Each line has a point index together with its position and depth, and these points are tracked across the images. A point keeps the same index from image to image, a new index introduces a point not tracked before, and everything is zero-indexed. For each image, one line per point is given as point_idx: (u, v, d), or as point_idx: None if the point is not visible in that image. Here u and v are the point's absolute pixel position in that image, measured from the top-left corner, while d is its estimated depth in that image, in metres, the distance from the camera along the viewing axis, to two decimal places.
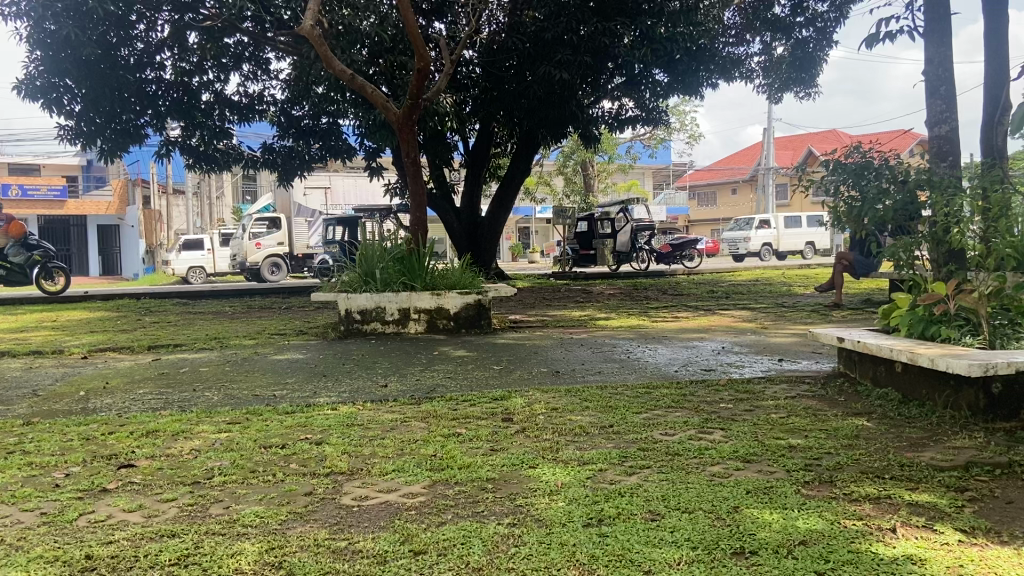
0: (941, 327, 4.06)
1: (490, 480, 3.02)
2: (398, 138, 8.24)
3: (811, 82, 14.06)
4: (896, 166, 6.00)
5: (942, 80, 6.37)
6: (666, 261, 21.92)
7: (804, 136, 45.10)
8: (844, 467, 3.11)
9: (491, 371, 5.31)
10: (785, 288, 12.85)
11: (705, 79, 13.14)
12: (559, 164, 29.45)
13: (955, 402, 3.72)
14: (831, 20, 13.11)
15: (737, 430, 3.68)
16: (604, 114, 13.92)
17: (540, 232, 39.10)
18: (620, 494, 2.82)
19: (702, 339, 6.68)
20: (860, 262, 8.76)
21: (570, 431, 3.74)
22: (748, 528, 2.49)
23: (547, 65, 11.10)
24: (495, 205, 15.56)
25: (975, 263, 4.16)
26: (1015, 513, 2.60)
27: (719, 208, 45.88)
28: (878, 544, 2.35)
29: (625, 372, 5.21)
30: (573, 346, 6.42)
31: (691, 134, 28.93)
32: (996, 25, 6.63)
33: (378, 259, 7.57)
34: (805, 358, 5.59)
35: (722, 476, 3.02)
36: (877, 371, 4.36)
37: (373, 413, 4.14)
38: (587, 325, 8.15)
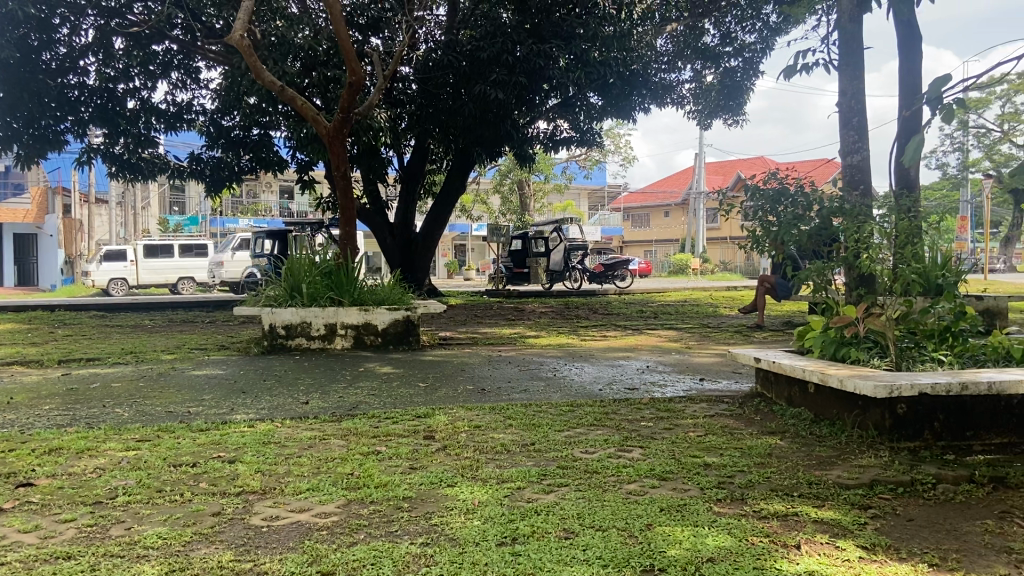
0: (850, 349, 4.22)
1: (407, 499, 2.99)
2: (328, 151, 8.15)
3: (739, 111, 14.53)
4: (810, 195, 6.23)
5: (856, 111, 6.49)
6: (598, 281, 21.66)
7: (735, 161, 46.51)
8: (755, 484, 3.19)
9: (416, 388, 5.27)
10: (713, 309, 13.14)
11: (638, 103, 13.42)
12: (496, 182, 29.69)
13: (862, 423, 3.85)
14: (758, 51, 13.60)
15: (655, 448, 3.74)
16: (539, 134, 14.05)
17: (477, 250, 41.01)
18: (536, 512, 2.82)
19: (628, 359, 6.76)
20: (781, 285, 9.01)
21: (492, 448, 3.74)
22: (659, 546, 2.52)
23: (483, 84, 11.18)
24: (430, 221, 15.54)
25: (885, 288, 4.32)
26: (915, 531, 2.69)
27: (653, 230, 46.69)
28: (782, 561, 2.41)
29: (551, 391, 5.23)
30: (500, 363, 6.45)
31: (626, 157, 29.58)
32: (912, 62, 6.88)
33: (304, 273, 7.42)
34: (725, 378, 5.71)
35: (637, 494, 3.06)
36: (791, 392, 4.49)
37: (291, 430, 4.06)
38: (516, 343, 8.21)
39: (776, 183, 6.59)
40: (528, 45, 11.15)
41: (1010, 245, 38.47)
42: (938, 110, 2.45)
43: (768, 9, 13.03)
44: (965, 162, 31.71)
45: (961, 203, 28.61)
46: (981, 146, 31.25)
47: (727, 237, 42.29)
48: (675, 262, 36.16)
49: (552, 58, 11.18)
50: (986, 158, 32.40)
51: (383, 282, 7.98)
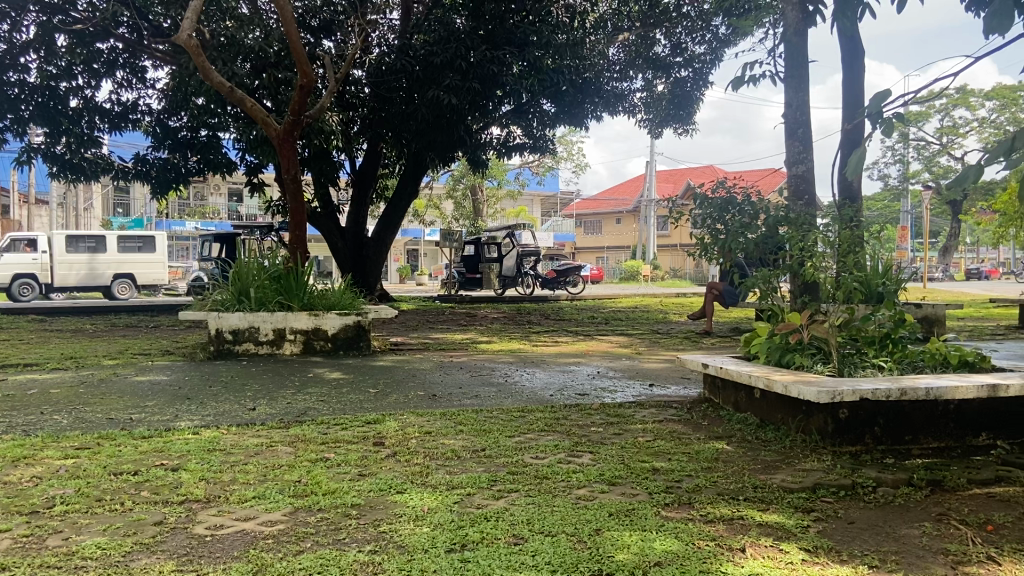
0: (795, 355, 4.32)
1: (355, 506, 2.96)
2: (278, 154, 8.04)
3: (689, 120, 14.77)
4: (756, 204, 6.38)
5: (799, 122, 6.44)
6: (550, 287, 21.76)
7: (685, 170, 47.19)
8: (702, 489, 3.23)
9: (365, 394, 5.21)
10: (663, 315, 13.32)
11: (591, 111, 13.55)
12: (449, 188, 29.63)
13: (805, 427, 3.94)
14: (707, 61, 13.87)
15: (605, 453, 3.77)
16: (493, 140, 14.07)
17: (428, 255, 40.88)
18: (485, 519, 2.82)
19: (579, 364, 6.81)
20: (729, 292, 9.15)
21: (442, 454, 3.72)
22: (607, 550, 2.54)
23: (436, 89, 11.17)
24: (382, 225, 15.45)
25: (827, 296, 4.42)
26: (855, 533, 2.77)
27: (604, 236, 47.12)
28: (728, 564, 2.45)
29: (502, 396, 5.23)
30: (452, 369, 6.42)
31: (579, 164, 29.81)
32: (853, 74, 6.94)
33: (253, 277, 7.32)
34: (674, 383, 5.78)
35: (586, 499, 3.07)
36: (738, 397, 4.57)
37: (237, 437, 3.99)
38: (468, 348, 8.18)
39: (725, 193, 6.66)
40: (481, 51, 11.17)
41: (948, 254, 39.78)
42: (878, 124, 2.53)
43: (717, 22, 13.30)
44: (905, 173, 32.86)
45: (901, 214, 29.60)
46: (920, 159, 32.40)
47: (677, 245, 42.94)
48: (626, 269, 36.52)
49: (505, 64, 11.30)
50: (925, 169, 33.62)
51: (334, 286, 7.89)
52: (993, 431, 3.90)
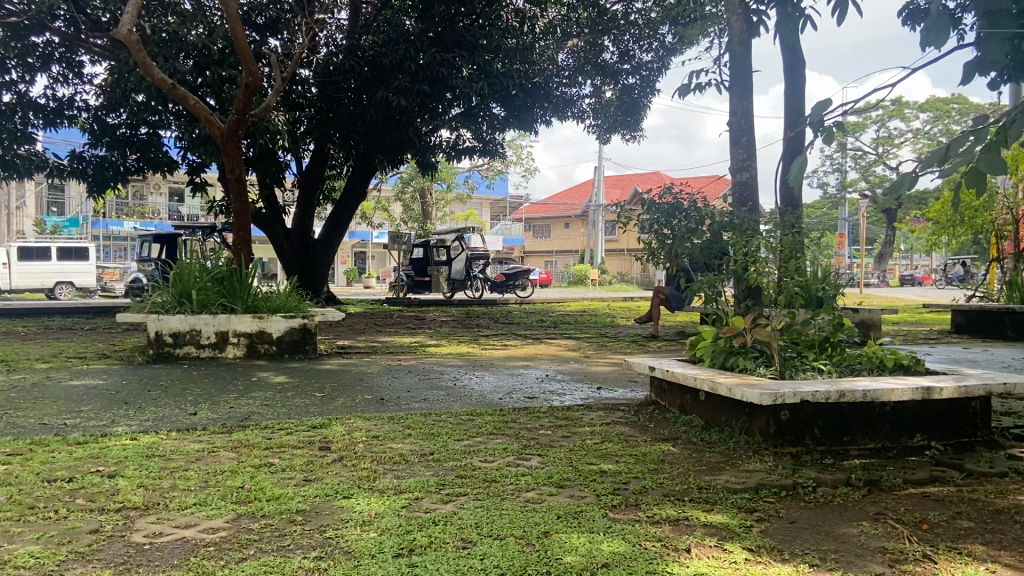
0: (739, 358, 4.40)
1: (300, 511, 2.91)
2: (221, 153, 7.87)
3: (636, 127, 14.95)
4: (703, 209, 6.50)
5: (742, 130, 6.50)
6: (499, 291, 21.78)
7: (632, 175, 47.75)
8: (648, 490, 3.27)
9: (311, 399, 5.13)
10: (611, 319, 13.45)
11: (540, 116, 13.60)
12: (398, 190, 29.46)
13: (749, 429, 4.02)
14: (654, 69, 14.10)
15: (553, 456, 3.78)
16: (442, 143, 14.04)
17: (376, 258, 40.63)
18: (433, 523, 2.80)
19: (528, 368, 6.82)
20: (675, 297, 9.27)
21: (389, 459, 3.69)
22: (555, 553, 2.55)
23: (384, 90, 11.10)
24: (329, 227, 15.26)
25: (770, 300, 4.53)
26: (797, 533, 2.83)
27: (553, 240, 47.35)
28: (674, 564, 2.48)
29: (451, 400, 5.20)
30: (399, 373, 6.38)
31: (528, 168, 29.92)
32: (795, 83, 7.06)
33: (195, 279, 7.15)
34: (622, 386, 5.82)
35: (535, 502, 3.08)
36: (684, 399, 4.64)
37: (177, 443, 3.89)
38: (416, 352, 8.14)
39: (670, 199, 6.77)
40: (431, 53, 11.14)
41: (883, 260, 41.08)
42: (819, 133, 2.59)
43: (664, 30, 13.54)
44: (844, 182, 33.89)
45: (839, 221, 30.49)
46: (857, 169, 33.45)
47: (624, 250, 43.45)
48: (574, 273, 36.78)
49: (455, 67, 11.32)
50: (862, 179, 34.75)
51: (279, 289, 7.76)
52: (928, 433, 4.02)
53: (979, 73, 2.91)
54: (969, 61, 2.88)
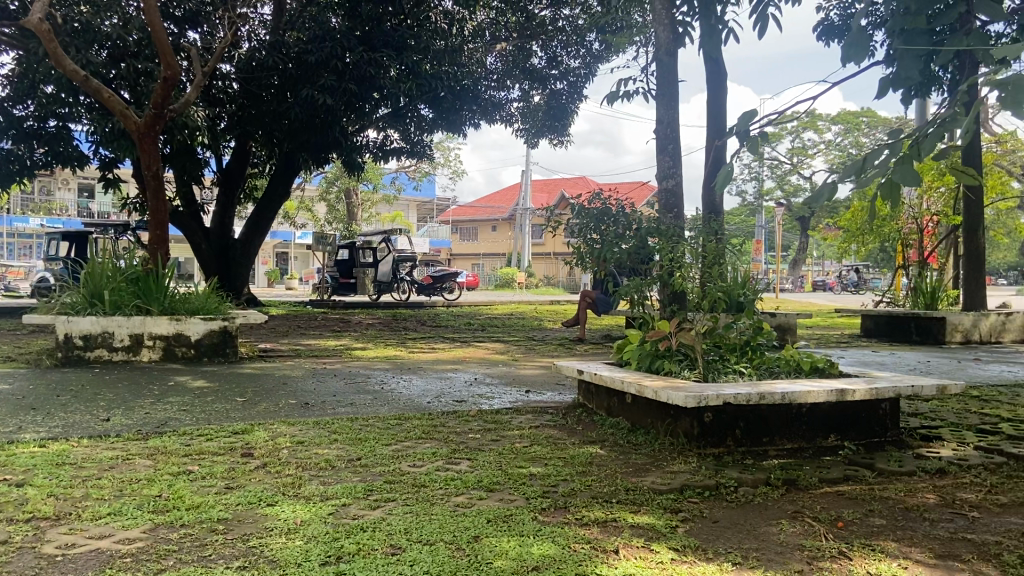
0: (665, 361, 4.49)
1: (222, 520, 2.82)
2: (137, 149, 7.57)
3: (563, 132, 15.11)
4: (631, 215, 6.62)
5: (668, 137, 6.61)
6: (426, 293, 21.67)
7: (559, 179, 48.26)
8: (577, 492, 3.31)
9: (233, 403, 4.99)
10: (538, 322, 13.55)
11: (468, 118, 13.58)
12: (322, 190, 28.98)
13: (674, 431, 4.10)
14: (581, 75, 14.30)
15: (482, 460, 3.78)
16: (368, 143, 13.85)
17: (299, 258, 39.87)
18: (361, 529, 2.76)
19: (456, 371, 6.80)
20: (601, 300, 9.40)
21: (316, 464, 3.62)
22: (485, 557, 2.54)
23: (310, 88, 10.92)
24: (250, 227, 14.85)
25: (693, 304, 4.64)
26: (719, 532, 2.90)
27: (480, 243, 47.40)
28: (602, 566, 2.51)
29: (378, 404, 5.13)
30: (325, 377, 6.27)
31: (456, 170, 29.88)
32: (719, 96, 7.21)
33: (107, 280, 6.87)
34: (550, 390, 5.87)
35: (464, 506, 3.06)
36: (611, 402, 4.71)
37: (89, 451, 3.71)
38: (341, 355, 8.02)
39: (599, 204, 6.92)
40: (358, 52, 11.00)
41: (797, 267, 42.58)
42: (745, 142, 2.92)
43: (591, 37, 13.77)
44: (761, 191, 35.08)
45: (756, 228, 31.48)
46: (774, 178, 34.57)
47: (551, 253, 43.88)
48: (502, 276, 36.88)
49: (383, 68, 11.07)
50: (778, 188, 35.99)
51: (198, 290, 7.51)
52: (841, 433, 4.19)
53: (894, 89, 3.05)
54: (886, 77, 3.04)
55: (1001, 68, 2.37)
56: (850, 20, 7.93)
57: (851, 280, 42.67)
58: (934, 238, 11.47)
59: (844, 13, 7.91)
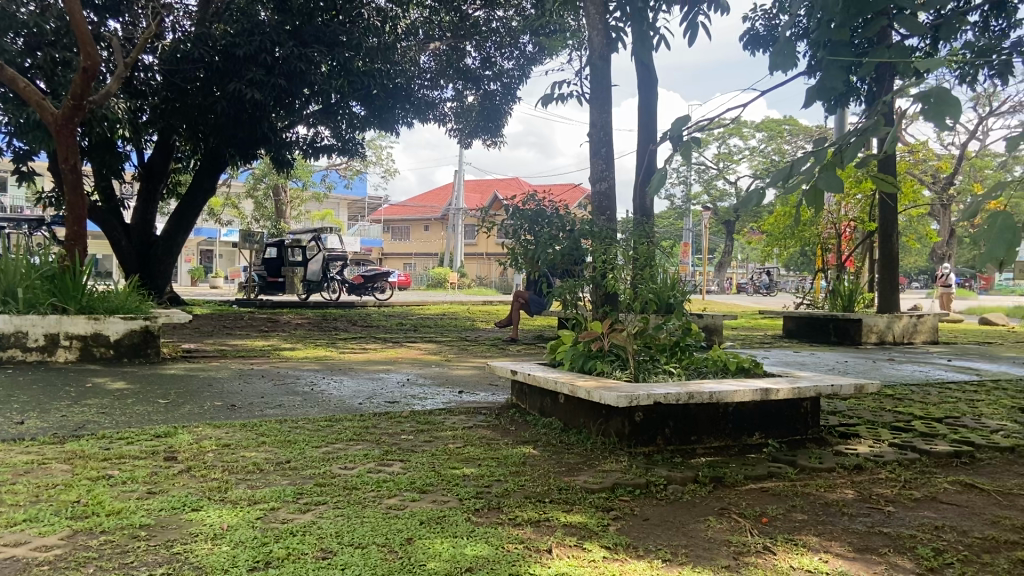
0: (597, 361, 4.54)
1: (144, 527, 2.72)
2: (54, 141, 7.25)
3: (497, 133, 15.15)
4: (564, 216, 6.70)
5: (601, 141, 6.67)
6: (357, 292, 21.47)
7: (492, 180, 48.38)
8: (510, 492, 3.32)
9: (155, 406, 4.83)
10: (470, 322, 13.53)
11: (401, 117, 13.49)
12: (249, 187, 28.33)
13: (606, 430, 4.15)
14: (515, 77, 14.36)
15: (414, 461, 3.75)
16: (298, 139, 13.60)
17: (225, 256, 38.89)
18: (291, 534, 2.70)
19: (388, 371, 6.74)
20: (534, 301, 9.45)
21: (243, 468, 3.53)
22: (418, 559, 2.52)
23: (237, 82, 10.66)
24: (173, 223, 14.40)
25: (625, 305, 4.71)
26: (650, 530, 2.95)
27: (412, 243, 47.13)
28: (536, 565, 2.52)
29: (308, 406, 5.04)
30: (252, 377, 6.12)
31: (388, 168, 29.63)
32: (649, 100, 7.33)
33: (20, 277, 6.57)
34: (482, 390, 5.87)
35: (397, 509, 3.04)
36: (544, 402, 4.74)
37: (2, 455, 3.54)
38: (269, 355, 7.84)
39: (533, 205, 6.97)
40: (288, 47, 10.79)
41: (722, 270, 43.74)
42: (678, 146, 2.99)
43: (525, 39, 13.85)
44: (689, 195, 35.91)
45: (684, 232, 32.21)
46: (700, 182, 35.35)
47: (484, 254, 43.95)
48: (433, 275, 36.70)
49: (314, 63, 10.98)
50: (704, 192, 36.83)
51: (117, 288, 7.22)
52: (765, 431, 4.32)
53: (820, 98, 3.17)
54: (812, 87, 3.15)
55: (916, 81, 2.49)
56: (775, 31, 8.19)
57: (763, 281, 44.02)
58: (851, 242, 11.90)
59: (769, 24, 8.17)
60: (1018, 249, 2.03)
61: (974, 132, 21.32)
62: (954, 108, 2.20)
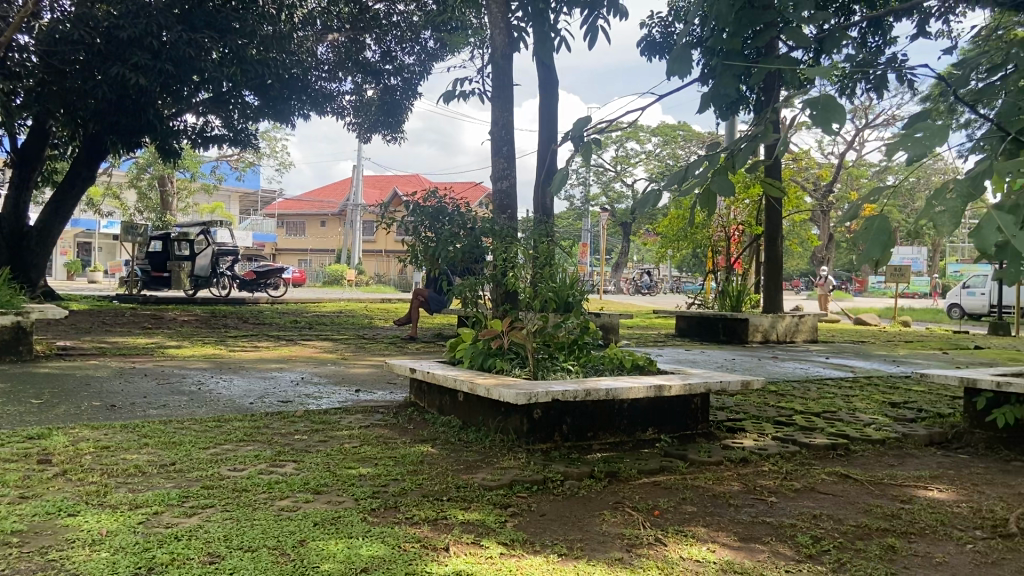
0: (496, 360, 4.55)
1: (15, 533, 2.54)
2: None
3: (397, 128, 14.98)
4: (466, 215, 6.73)
5: (503, 139, 6.67)
6: (249, 288, 20.81)
7: (391, 177, 47.85)
8: (407, 491, 3.27)
9: (26, 406, 4.51)
10: (367, 320, 13.31)
11: (297, 108, 13.14)
12: (133, 177, 26.93)
13: (504, 427, 4.16)
14: (416, 72, 14.25)
15: (309, 461, 3.65)
16: (186, 128, 13.02)
17: (105, 249, 36.88)
18: (176, 538, 2.58)
19: (281, 370, 6.54)
20: (435, 299, 9.37)
21: (124, 471, 3.34)
22: (312, 561, 2.45)
23: (121, 66, 10.13)
24: (48, 212, 13.54)
25: (525, 303, 4.75)
26: (546, 525, 2.98)
27: (307, 238, 46.06)
28: (432, 564, 2.50)
29: (195, 406, 4.82)
30: (133, 376, 5.81)
31: (283, 161, 28.82)
32: (550, 100, 7.40)
33: None
34: (380, 389, 5.77)
35: (289, 510, 2.94)
36: (443, 401, 4.71)
37: None
38: (154, 354, 7.47)
39: (434, 201, 6.92)
40: (176, 31, 10.33)
41: (618, 270, 44.88)
42: (579, 145, 3.04)
43: (426, 34, 13.76)
44: (587, 197, 36.57)
45: (582, 232, 32.81)
46: (598, 184, 36.12)
47: (383, 251, 43.44)
48: (329, 272, 35.92)
49: (204, 49, 10.59)
50: (602, 193, 37.59)
51: None
52: (659, 427, 4.43)
53: (714, 104, 3.31)
54: (707, 92, 3.26)
55: (800, 91, 2.61)
56: (670, 37, 8.44)
57: (643, 280, 45.31)
58: (739, 245, 12.35)
59: (665, 31, 8.41)
60: (892, 250, 2.16)
61: (851, 142, 22.67)
62: (839, 113, 2.32)
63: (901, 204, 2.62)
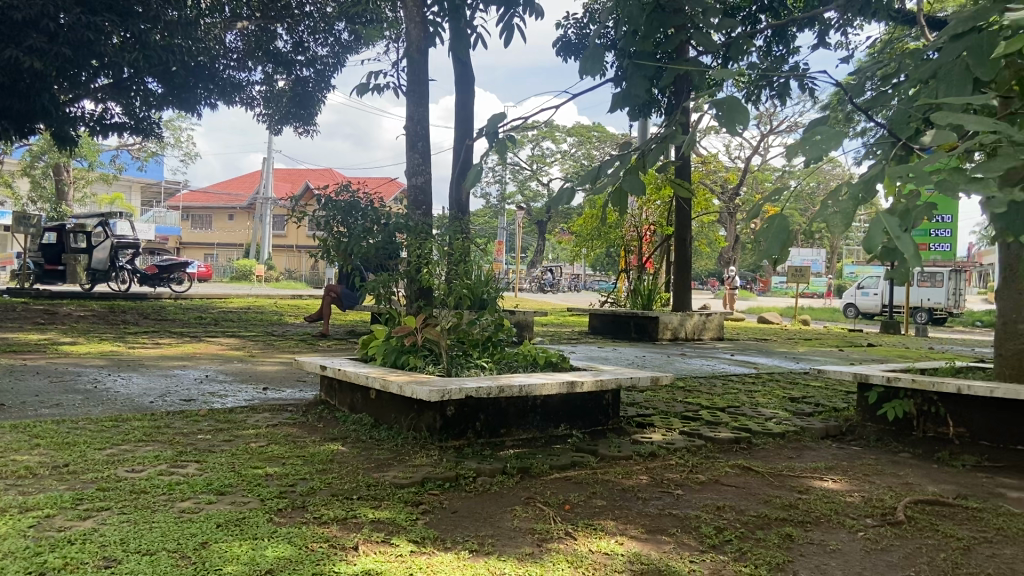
0: (410, 357, 4.51)
1: None
2: None
3: (309, 121, 14.66)
4: (378, 209, 6.60)
5: (418, 134, 6.58)
6: (151, 283, 19.97)
7: (303, 170, 46.85)
8: (316, 491, 3.20)
9: None
10: (277, 317, 12.99)
11: (203, 98, 12.65)
12: (24, 164, 25.43)
13: (416, 425, 4.13)
14: (329, 64, 13.97)
15: (213, 461, 3.53)
16: (83, 114, 12.38)
17: None
18: (70, 542, 2.44)
19: (184, 368, 6.29)
20: (347, 296, 9.21)
21: (11, 473, 3.15)
22: (215, 563, 2.37)
23: (13, 48, 9.54)
24: None
25: (439, 300, 4.72)
26: (457, 521, 2.97)
27: (214, 232, 44.58)
28: (340, 564, 2.45)
29: (91, 405, 4.59)
30: (23, 374, 5.48)
31: (189, 152, 27.81)
32: (466, 97, 7.37)
33: None
34: (290, 387, 5.63)
35: (191, 512, 2.84)
36: (354, 398, 4.64)
37: None
38: (45, 350, 7.07)
39: (347, 197, 6.81)
40: (74, 13, 9.83)
41: (533, 268, 45.27)
42: (494, 142, 3.03)
43: (340, 26, 13.52)
44: (503, 195, 36.72)
45: (498, 230, 32.92)
46: (514, 182, 36.35)
47: (294, 247, 42.47)
48: (238, 267, 34.84)
49: (104, 33, 10.08)
50: (517, 192, 37.82)
51: None
52: (570, 423, 4.49)
53: (625, 106, 3.34)
54: (618, 94, 3.30)
55: (708, 95, 2.68)
56: (585, 39, 8.53)
57: (554, 278, 45.85)
58: (650, 245, 12.63)
59: (580, 32, 8.50)
60: (790, 249, 2.24)
61: (756, 147, 23.53)
62: (743, 114, 2.41)
63: (802, 207, 2.73)
